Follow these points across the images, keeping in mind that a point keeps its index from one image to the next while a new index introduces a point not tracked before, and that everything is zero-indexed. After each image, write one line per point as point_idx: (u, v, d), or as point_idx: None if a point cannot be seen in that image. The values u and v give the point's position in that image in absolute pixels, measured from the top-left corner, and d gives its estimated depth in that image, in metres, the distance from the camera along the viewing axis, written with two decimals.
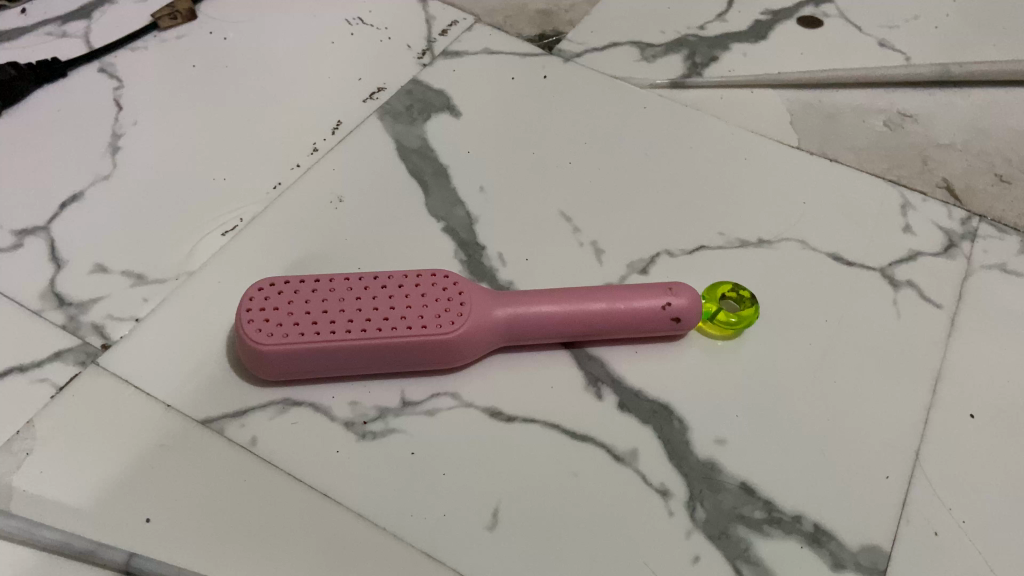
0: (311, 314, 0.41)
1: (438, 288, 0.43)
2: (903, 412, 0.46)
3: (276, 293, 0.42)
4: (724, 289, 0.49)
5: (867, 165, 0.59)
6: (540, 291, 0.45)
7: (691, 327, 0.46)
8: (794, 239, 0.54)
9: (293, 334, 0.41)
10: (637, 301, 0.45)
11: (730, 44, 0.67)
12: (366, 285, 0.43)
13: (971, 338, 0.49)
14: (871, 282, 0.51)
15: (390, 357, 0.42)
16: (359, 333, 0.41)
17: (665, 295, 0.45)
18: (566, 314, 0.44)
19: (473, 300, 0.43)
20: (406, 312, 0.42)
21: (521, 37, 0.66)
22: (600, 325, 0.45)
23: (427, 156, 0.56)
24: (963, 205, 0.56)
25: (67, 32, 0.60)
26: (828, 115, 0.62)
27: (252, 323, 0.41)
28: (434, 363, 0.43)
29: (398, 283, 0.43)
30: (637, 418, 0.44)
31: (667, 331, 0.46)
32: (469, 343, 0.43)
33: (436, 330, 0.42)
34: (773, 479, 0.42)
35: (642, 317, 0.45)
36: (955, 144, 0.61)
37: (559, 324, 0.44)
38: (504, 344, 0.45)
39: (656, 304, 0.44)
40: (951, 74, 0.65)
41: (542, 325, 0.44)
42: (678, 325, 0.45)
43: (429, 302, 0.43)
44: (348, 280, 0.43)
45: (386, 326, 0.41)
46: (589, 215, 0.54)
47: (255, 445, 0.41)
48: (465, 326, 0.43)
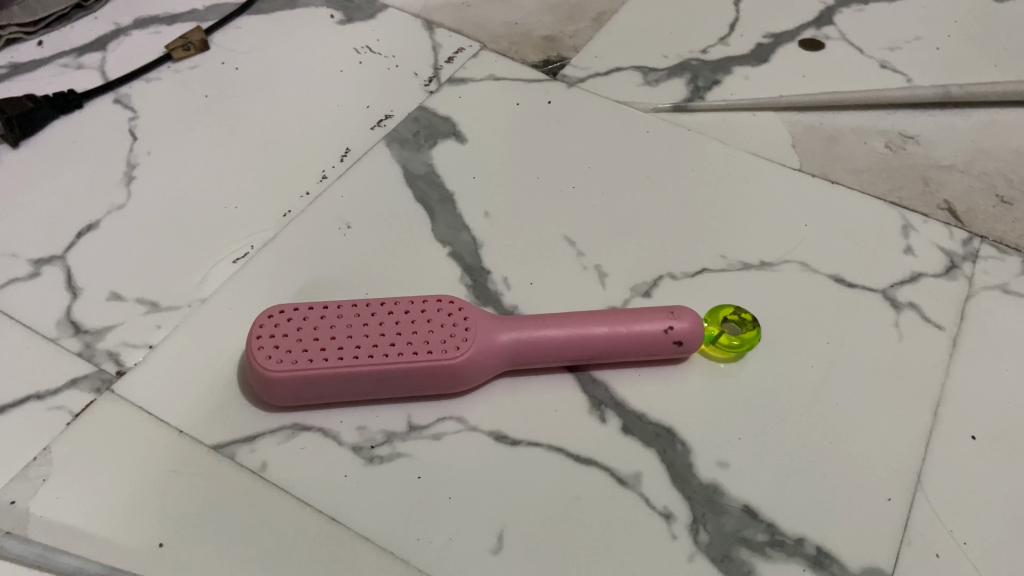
0: (320, 340, 0.42)
1: (443, 314, 0.44)
2: (904, 433, 0.46)
3: (286, 320, 0.43)
4: (725, 312, 0.49)
5: (868, 187, 0.60)
6: (544, 316, 0.46)
7: (694, 350, 0.47)
8: (796, 261, 0.54)
9: (302, 360, 0.42)
10: (639, 325, 0.45)
11: (732, 67, 0.68)
12: (373, 311, 0.44)
13: (973, 359, 0.49)
14: (872, 303, 0.52)
15: (397, 382, 0.43)
16: (366, 358, 0.42)
17: (667, 319, 0.46)
18: (570, 338, 0.45)
19: (478, 325, 0.44)
20: (412, 337, 0.43)
21: (526, 62, 0.67)
22: (604, 350, 0.45)
23: (434, 182, 0.57)
24: (965, 226, 0.57)
25: (82, 64, 0.62)
26: (829, 137, 0.63)
27: (262, 350, 0.42)
28: (440, 388, 0.44)
29: (404, 309, 0.44)
30: (641, 442, 0.45)
31: (670, 354, 0.46)
32: (474, 367, 0.44)
33: (442, 355, 0.43)
34: (775, 502, 0.43)
35: (645, 341, 0.45)
36: (956, 165, 0.62)
37: (563, 349, 0.45)
38: (509, 367, 0.46)
39: (658, 327, 0.45)
40: (951, 96, 0.65)
41: (546, 350, 0.45)
42: (680, 348, 0.46)
43: (435, 328, 0.44)
44: (356, 306, 0.44)
45: (393, 352, 0.42)
46: (592, 239, 0.55)
47: (265, 469, 0.42)
48: (469, 351, 0.43)
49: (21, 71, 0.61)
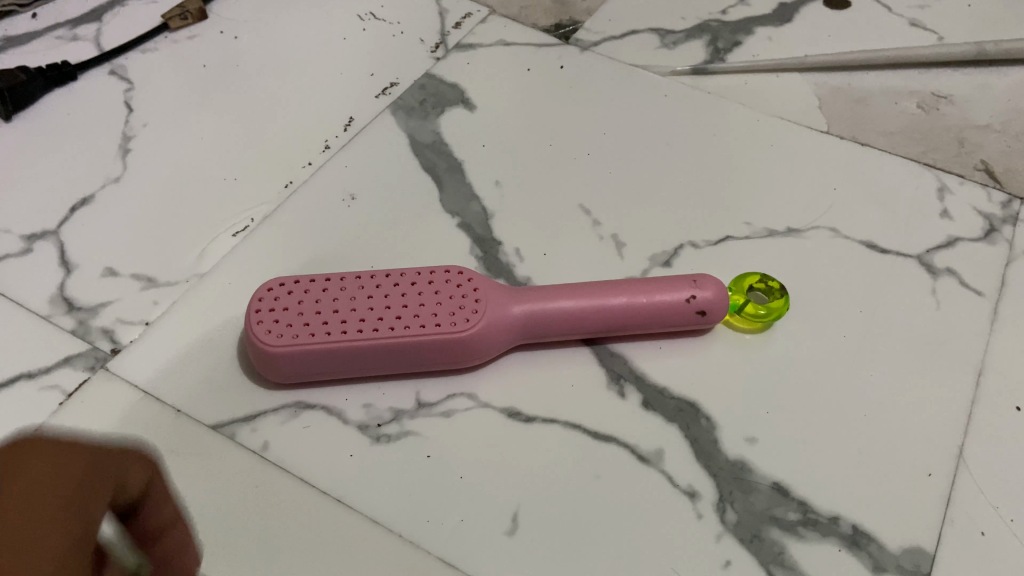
0: (322, 313, 0.40)
1: (452, 286, 0.42)
2: (944, 405, 0.43)
3: (286, 293, 0.41)
4: (751, 280, 0.47)
5: (899, 149, 0.57)
6: (558, 286, 0.43)
7: (717, 322, 0.44)
8: (825, 227, 0.52)
9: (303, 334, 0.40)
10: (659, 295, 0.43)
11: (753, 28, 0.65)
12: (378, 283, 0.42)
13: (1015, 326, 0.47)
14: (907, 270, 0.49)
15: (404, 357, 0.41)
16: (371, 332, 0.40)
17: (689, 287, 0.43)
18: (586, 310, 0.42)
19: (489, 297, 0.42)
20: (419, 311, 0.41)
21: (537, 27, 0.64)
22: (622, 323, 0.43)
23: (442, 151, 0.55)
24: (1004, 188, 0.54)
25: (77, 36, 0.60)
26: (858, 98, 0.60)
27: (261, 324, 0.40)
28: (448, 363, 0.42)
29: (410, 281, 0.42)
30: (662, 417, 0.42)
31: (693, 325, 0.44)
32: (485, 341, 0.42)
33: (451, 328, 0.41)
34: (808, 478, 0.40)
35: (665, 311, 0.43)
36: (992, 125, 0.58)
37: (578, 321, 0.43)
38: (521, 341, 0.43)
39: (679, 297, 0.43)
40: (986, 53, 0.62)
41: (560, 321, 0.43)
42: (703, 319, 0.43)
43: (443, 300, 0.41)
44: (360, 279, 0.42)
45: (399, 325, 0.40)
46: (609, 207, 0.52)
47: (266, 450, 0.40)
48: (480, 323, 0.41)
49: (14, 44, 0.59)
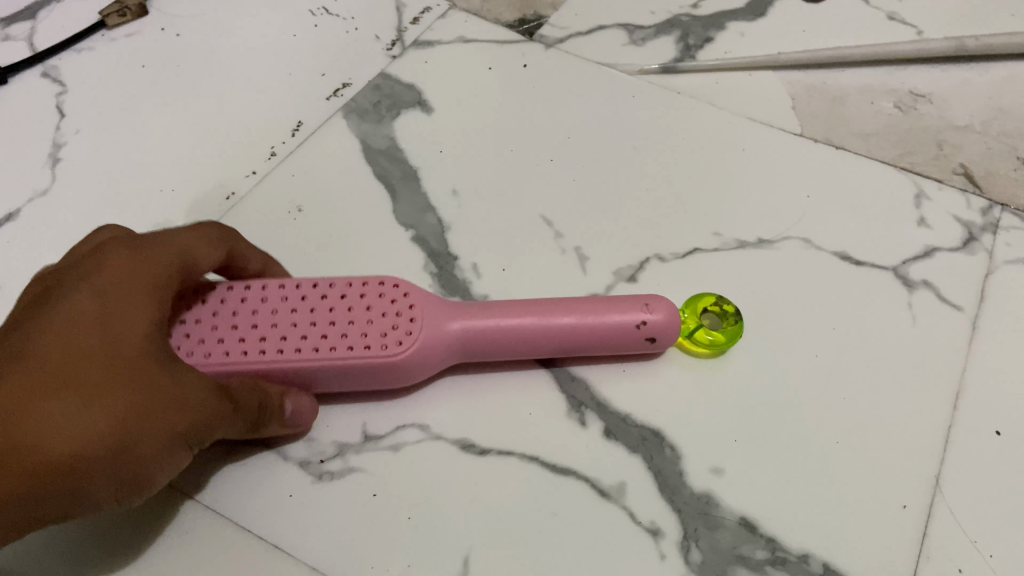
0: (239, 328, 0.37)
1: (385, 301, 0.39)
2: (921, 430, 0.41)
3: (200, 302, 0.38)
4: (706, 302, 0.44)
5: (877, 153, 0.54)
6: (500, 303, 0.40)
7: (667, 346, 0.41)
8: (797, 237, 0.49)
9: (218, 352, 0.37)
10: (608, 318, 0.40)
11: (726, 23, 0.62)
12: (304, 295, 0.39)
13: (995, 344, 0.45)
14: (882, 283, 0.47)
15: (331, 377, 0.38)
16: (292, 354, 0.37)
17: (641, 311, 0.40)
18: (529, 332, 0.39)
19: (426, 316, 0.39)
20: (346, 330, 0.38)
21: (499, 23, 0.61)
22: (567, 345, 0.40)
23: (396, 157, 0.52)
24: (983, 194, 0.52)
25: (9, 35, 0.56)
26: (833, 98, 0.58)
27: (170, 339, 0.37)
28: (378, 382, 0.39)
29: (339, 293, 0.39)
30: (625, 447, 0.40)
31: (642, 349, 0.41)
32: (418, 363, 0.39)
33: (381, 352, 0.38)
34: (776, 512, 0.38)
35: (614, 335, 0.40)
36: (972, 125, 0.56)
37: (520, 343, 0.40)
38: (460, 359, 0.41)
39: (630, 321, 0.40)
40: (966, 48, 0.60)
41: (502, 342, 0.40)
42: (653, 343, 0.41)
43: (374, 318, 0.38)
44: (283, 289, 0.39)
45: (323, 347, 0.37)
46: (573, 218, 0.50)
47: (200, 491, 0.39)
48: (413, 346, 0.38)
49: None
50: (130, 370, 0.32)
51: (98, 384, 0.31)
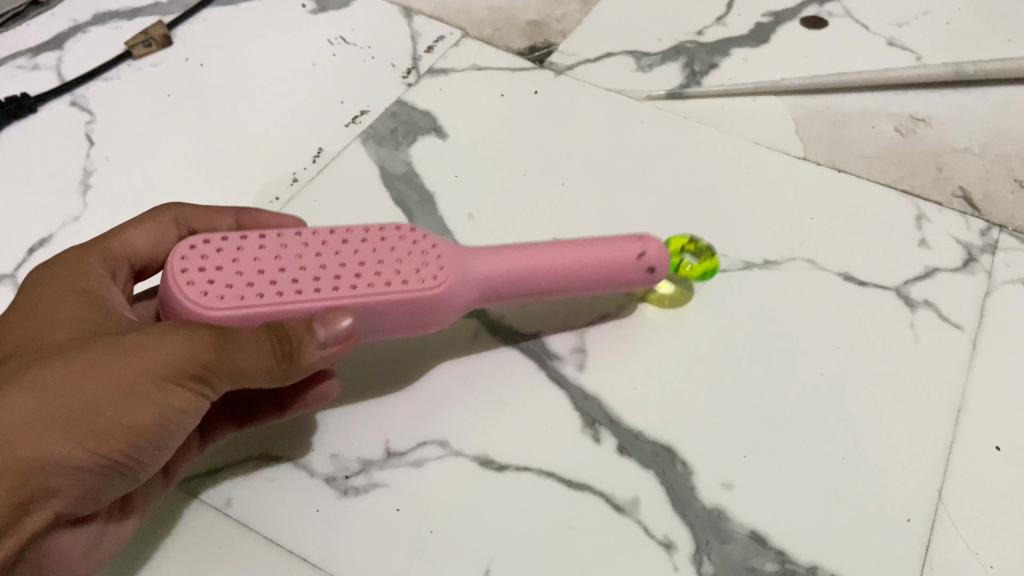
0: (266, 272, 0.35)
1: (407, 241, 0.38)
2: (925, 445, 0.43)
3: (216, 250, 0.35)
4: (682, 243, 0.49)
5: (878, 175, 0.56)
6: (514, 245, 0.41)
7: (662, 278, 0.44)
8: (803, 258, 0.51)
9: (249, 296, 0.35)
10: (615, 253, 0.42)
11: (730, 49, 0.64)
12: (325, 238, 0.37)
13: (995, 361, 0.46)
14: (886, 302, 0.49)
15: (367, 319, 0.37)
16: (329, 291, 0.36)
17: (638, 243, 0.42)
18: (547, 269, 0.40)
19: (450, 254, 0.39)
20: (377, 268, 0.37)
21: (510, 50, 0.63)
22: (580, 282, 0.41)
23: (413, 182, 0.54)
24: (982, 215, 0.54)
25: (38, 65, 0.58)
26: (836, 122, 0.59)
27: (193, 286, 0.34)
28: (411, 324, 0.38)
29: (360, 236, 0.38)
30: (638, 462, 0.41)
31: (643, 282, 0.43)
32: (450, 301, 0.39)
33: (417, 287, 0.37)
34: (785, 526, 0.40)
35: (620, 269, 0.42)
36: (971, 148, 0.58)
37: (540, 281, 0.40)
38: (484, 301, 0.41)
39: (631, 252, 0.42)
40: (964, 73, 0.61)
41: (524, 281, 0.40)
42: (651, 275, 0.43)
43: (402, 256, 0.38)
44: (300, 235, 0.37)
45: (359, 284, 0.36)
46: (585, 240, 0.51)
47: (230, 506, 0.40)
48: (446, 281, 0.38)
49: None
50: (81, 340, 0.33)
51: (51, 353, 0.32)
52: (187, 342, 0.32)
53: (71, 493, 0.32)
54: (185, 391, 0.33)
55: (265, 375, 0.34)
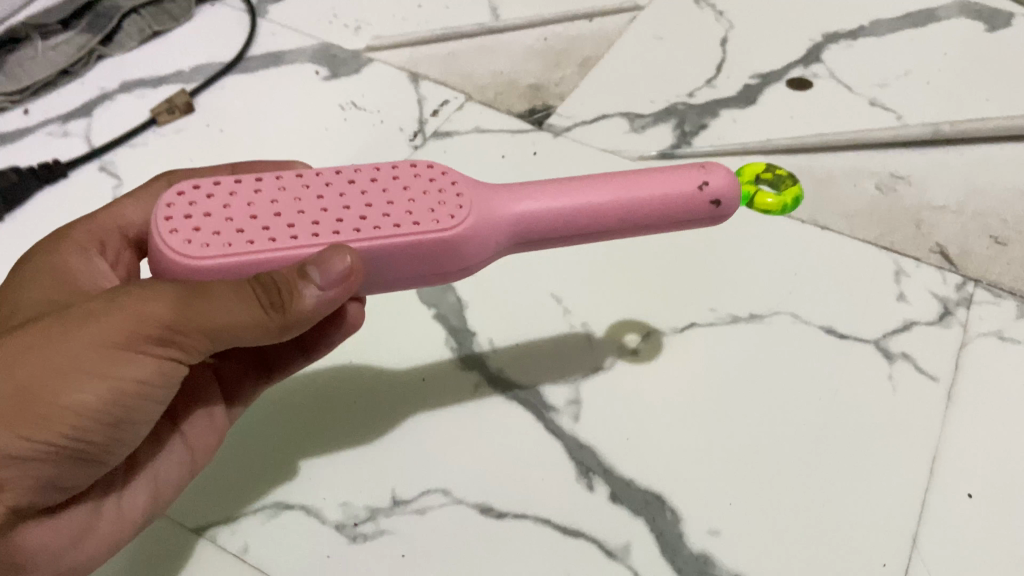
0: (260, 218, 0.33)
1: (422, 182, 0.36)
2: (900, 493, 0.45)
3: (205, 198, 0.33)
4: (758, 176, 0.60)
5: (859, 232, 0.59)
6: (547, 181, 0.37)
7: (733, 211, 0.38)
8: (787, 312, 0.54)
9: (237, 243, 0.32)
10: (666, 187, 0.37)
11: (719, 110, 0.68)
12: (328, 180, 0.35)
13: (969, 412, 0.49)
14: (865, 354, 0.51)
15: (378, 263, 0.35)
16: (331, 236, 0.33)
17: (699, 173, 0.37)
18: (582, 206, 0.36)
19: (470, 194, 0.36)
20: (387, 210, 0.35)
21: (511, 113, 0.66)
22: (625, 222, 0.37)
23: None
24: (958, 270, 0.56)
25: (68, 131, 0.62)
26: (819, 180, 0.63)
27: (176, 234, 0.32)
28: (432, 269, 0.36)
29: (368, 177, 0.36)
30: (629, 509, 0.44)
31: (703, 219, 0.38)
32: (471, 245, 0.36)
33: (433, 228, 0.35)
34: (768, 570, 0.42)
35: (674, 203, 0.37)
36: (948, 204, 0.61)
37: (574, 222, 0.37)
38: (512, 246, 0.38)
39: (686, 183, 0.37)
40: (942, 133, 0.65)
41: (557, 223, 0.37)
42: (715, 210, 0.38)
43: (416, 197, 0.35)
44: (300, 178, 0.35)
45: (366, 227, 0.34)
46: (581, 295, 0.54)
47: (246, 552, 0.43)
48: (464, 222, 0.35)
49: (7, 141, 0.61)
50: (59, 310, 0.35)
51: (32, 326, 0.34)
52: (143, 303, 0.33)
53: (17, 484, 0.34)
54: (138, 366, 0.34)
55: (230, 338, 0.34)
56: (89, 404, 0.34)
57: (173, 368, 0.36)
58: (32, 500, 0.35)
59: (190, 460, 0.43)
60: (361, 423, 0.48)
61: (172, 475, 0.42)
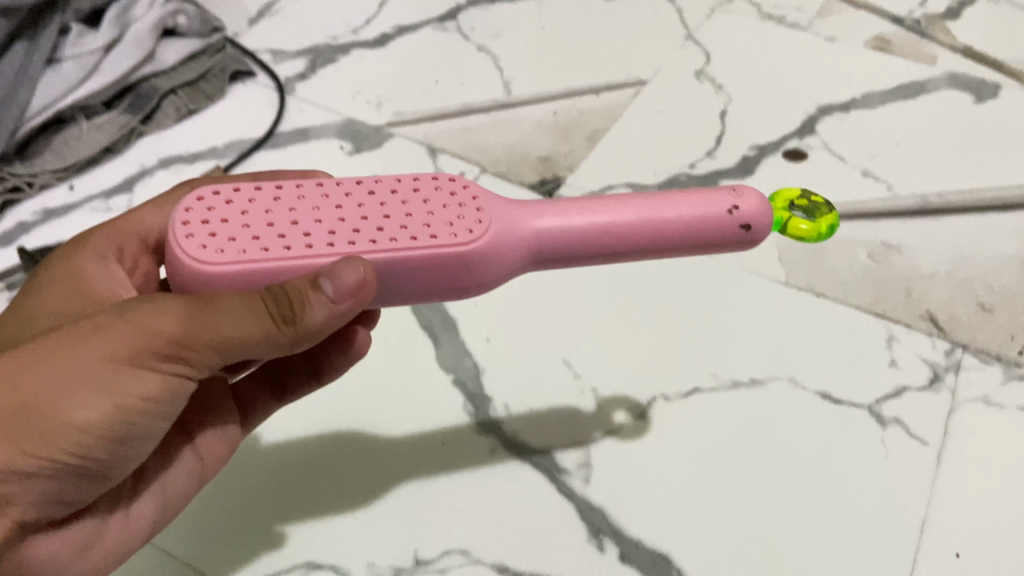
0: (277, 226, 0.34)
1: (444, 194, 0.37)
2: (889, 554, 0.49)
3: (224, 203, 0.35)
4: None
5: (854, 299, 0.62)
6: (573, 199, 0.38)
7: (763, 236, 0.39)
8: (785, 377, 0.57)
9: (252, 250, 0.33)
10: (693, 208, 0.37)
11: (719, 181, 0.72)
12: (348, 191, 0.36)
13: (956, 475, 0.52)
14: (860, 422, 0.54)
15: (394, 276, 0.36)
16: (346, 247, 0.34)
17: (729, 197, 0.38)
18: (607, 224, 0.37)
19: (492, 209, 0.37)
20: (406, 221, 0.36)
21: (523, 184, 0.71)
22: (649, 242, 0.38)
23: (438, 308, 0.61)
24: (947, 336, 0.60)
25: (111, 206, 0.66)
26: (815, 249, 0.66)
27: (192, 239, 0.33)
28: (449, 283, 0.37)
29: (388, 188, 0.36)
30: (637, 569, 0.48)
31: (730, 242, 0.39)
32: (489, 259, 0.37)
33: (451, 242, 0.35)
34: None
35: (702, 226, 0.38)
36: (937, 271, 0.64)
37: (597, 239, 0.37)
38: (533, 261, 0.38)
39: (715, 206, 0.38)
40: (931, 204, 0.69)
41: (581, 240, 0.37)
42: (743, 234, 0.38)
43: (436, 210, 0.36)
44: (321, 187, 0.36)
45: (383, 239, 0.35)
46: (590, 361, 0.58)
47: None
48: (483, 237, 0.36)
49: (54, 216, 0.65)
50: (75, 326, 0.37)
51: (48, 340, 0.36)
52: (147, 325, 0.35)
53: (25, 496, 0.37)
54: (145, 381, 0.37)
55: (236, 354, 0.36)
56: (95, 419, 0.36)
57: (177, 384, 0.38)
58: (38, 515, 0.39)
59: (199, 471, 0.47)
60: (353, 490, 0.51)
61: (179, 486, 0.46)
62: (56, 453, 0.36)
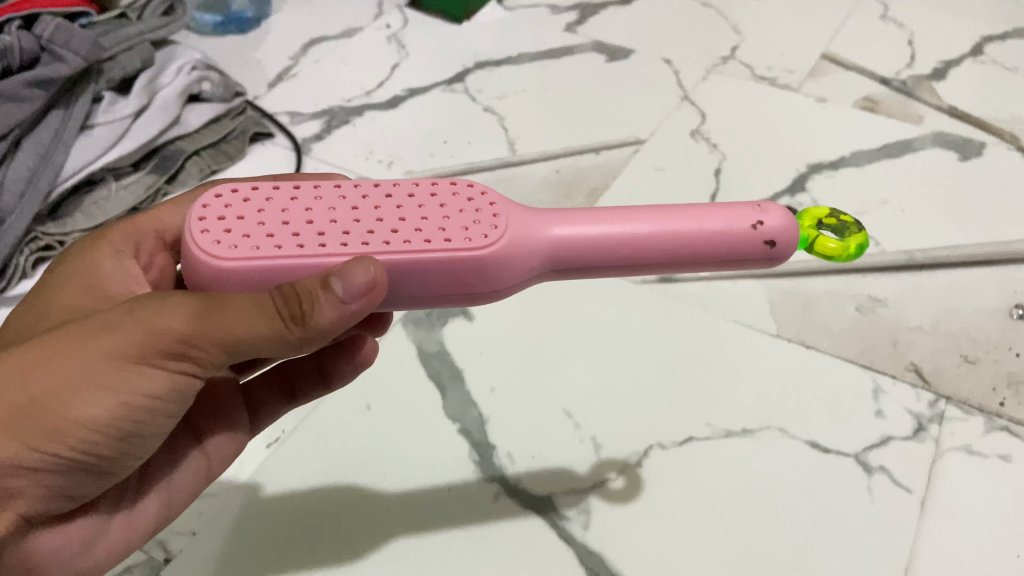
0: (292, 224, 0.35)
1: (460, 200, 0.37)
2: None
3: (241, 202, 0.36)
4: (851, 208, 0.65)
5: (842, 351, 0.65)
6: (592, 210, 0.38)
7: (788, 253, 0.38)
8: (775, 427, 0.60)
9: (265, 246, 0.34)
10: (713, 222, 0.37)
11: None
12: (364, 193, 0.37)
13: (938, 522, 0.54)
14: (847, 470, 0.57)
15: (407, 279, 0.36)
16: (358, 247, 0.35)
17: (753, 213, 0.37)
18: (622, 235, 0.37)
19: (509, 216, 0.37)
20: (420, 225, 0.36)
21: None
22: (668, 253, 0.37)
23: (446, 360, 0.64)
24: (932, 388, 0.62)
25: None
26: (805, 302, 0.69)
27: (208, 234, 0.35)
28: (463, 288, 0.37)
29: (405, 192, 0.37)
30: None
31: (751, 257, 0.38)
32: (503, 265, 0.37)
33: (464, 246, 0.36)
34: None
35: (721, 239, 0.37)
36: (923, 325, 0.67)
37: (613, 249, 0.37)
38: (549, 269, 0.38)
39: (736, 221, 0.37)
40: (916, 260, 0.72)
41: (597, 248, 0.37)
42: (764, 250, 0.38)
43: (452, 214, 0.37)
44: (338, 189, 0.37)
45: (396, 241, 0.35)
46: (590, 411, 0.61)
47: None
48: (497, 243, 0.36)
49: None
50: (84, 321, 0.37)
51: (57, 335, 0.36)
52: (157, 321, 0.35)
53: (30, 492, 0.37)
54: (152, 377, 0.37)
55: (243, 353, 0.36)
56: (102, 415, 0.37)
57: (183, 381, 0.38)
58: (46, 508, 0.39)
59: (206, 469, 0.50)
60: (355, 541, 0.54)
61: (185, 485, 0.49)
62: (62, 450, 0.36)
